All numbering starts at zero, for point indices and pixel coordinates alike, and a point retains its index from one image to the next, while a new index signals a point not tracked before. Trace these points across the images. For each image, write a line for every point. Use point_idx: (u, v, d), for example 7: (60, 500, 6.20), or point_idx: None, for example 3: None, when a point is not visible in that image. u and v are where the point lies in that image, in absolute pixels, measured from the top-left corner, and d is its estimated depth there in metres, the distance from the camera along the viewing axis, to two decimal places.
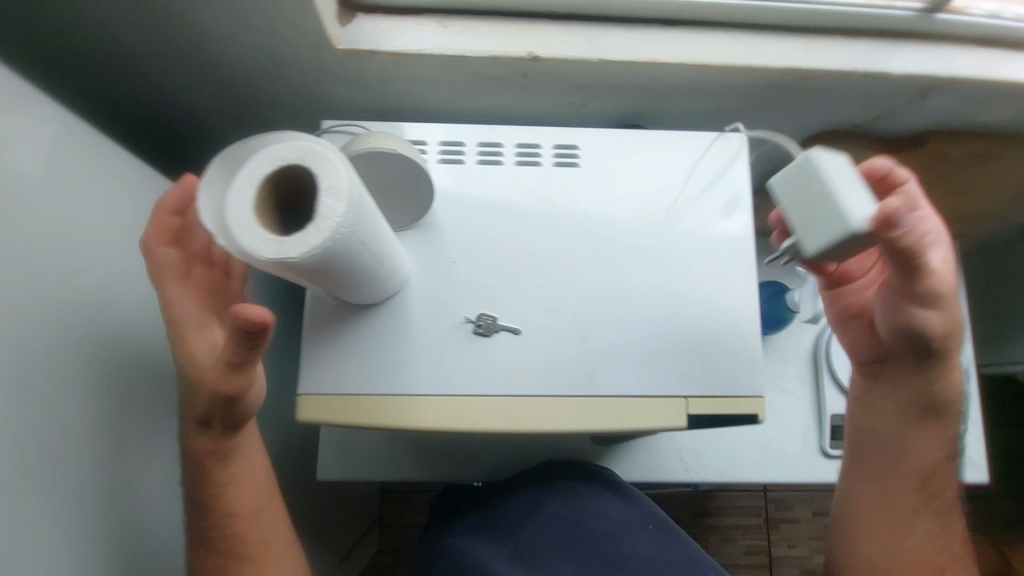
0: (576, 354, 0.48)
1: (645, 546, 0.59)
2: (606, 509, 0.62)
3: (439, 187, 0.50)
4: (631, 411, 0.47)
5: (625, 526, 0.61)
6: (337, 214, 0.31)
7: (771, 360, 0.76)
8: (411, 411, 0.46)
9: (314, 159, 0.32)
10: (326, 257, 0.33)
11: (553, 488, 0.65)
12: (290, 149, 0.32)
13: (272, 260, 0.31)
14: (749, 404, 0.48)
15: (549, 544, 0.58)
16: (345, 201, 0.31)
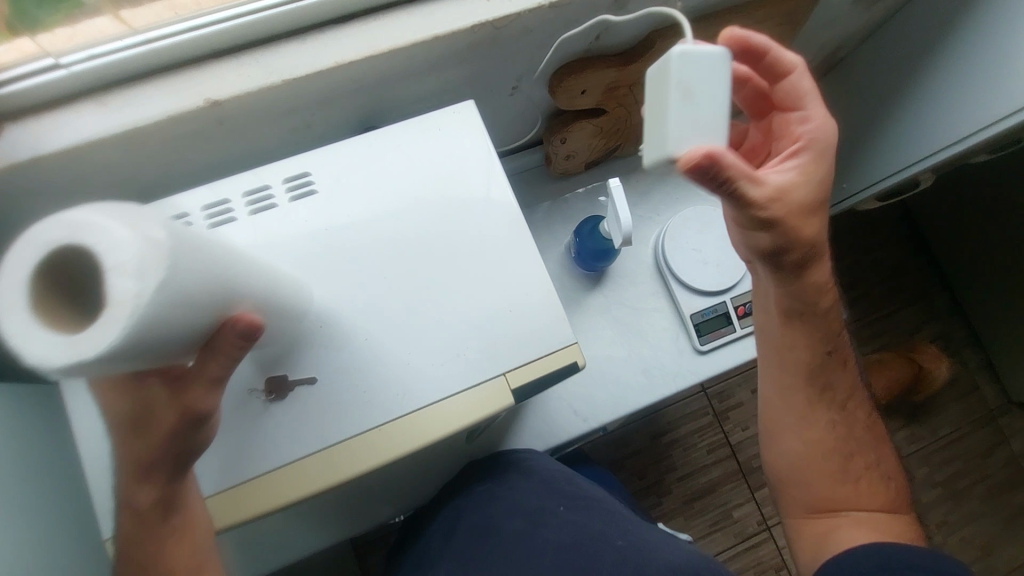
0: (381, 379, 0.46)
1: (558, 529, 0.58)
2: (515, 501, 0.61)
3: None
4: (456, 411, 0.46)
5: (536, 517, 0.60)
6: (136, 292, 0.22)
7: (622, 287, 0.78)
8: (232, 505, 0.43)
9: (90, 229, 0.23)
10: (142, 347, 0.25)
11: (469, 500, 0.64)
12: (56, 225, 0.23)
13: (69, 366, 0.23)
14: (565, 354, 0.48)
15: (466, 563, 0.58)
16: (148, 272, 0.23)
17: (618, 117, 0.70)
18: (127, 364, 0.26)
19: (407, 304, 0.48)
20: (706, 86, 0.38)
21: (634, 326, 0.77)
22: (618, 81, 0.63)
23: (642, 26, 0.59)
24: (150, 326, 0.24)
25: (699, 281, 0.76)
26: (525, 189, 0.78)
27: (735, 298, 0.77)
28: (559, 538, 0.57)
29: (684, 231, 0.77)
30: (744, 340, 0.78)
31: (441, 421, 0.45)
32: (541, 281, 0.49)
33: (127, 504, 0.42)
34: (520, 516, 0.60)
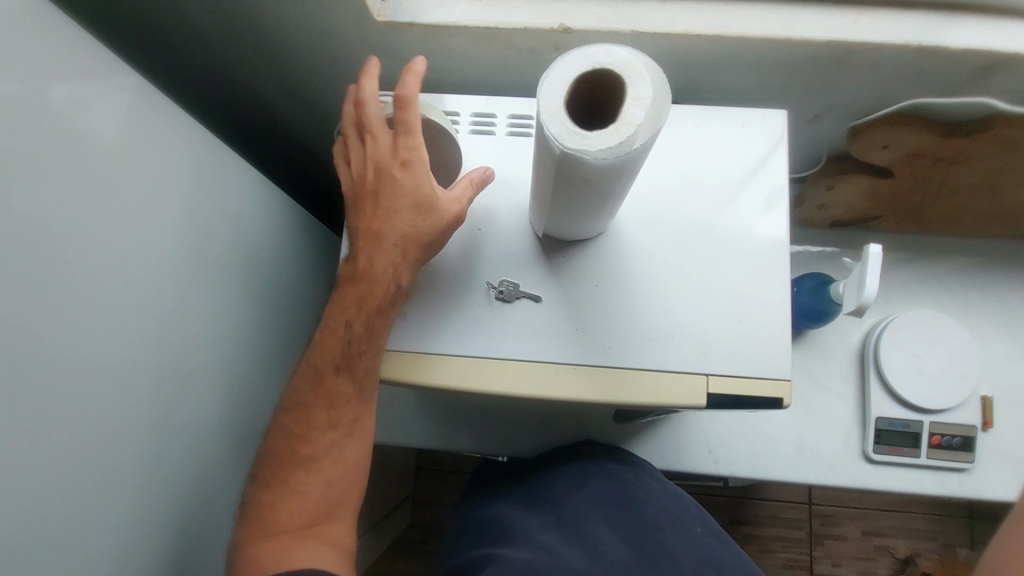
0: (596, 325, 0.48)
1: (689, 543, 0.54)
2: (648, 495, 0.58)
3: (469, 156, 0.53)
4: (648, 385, 0.46)
5: (672, 521, 0.56)
6: (640, 121, 0.30)
7: (812, 355, 0.73)
8: (429, 369, 0.47)
9: (628, 67, 0.31)
10: (599, 169, 0.33)
11: (591, 466, 0.63)
12: (606, 56, 0.31)
13: (570, 152, 0.31)
14: (774, 387, 0.46)
15: (594, 519, 0.55)
16: (652, 111, 0.30)
17: (899, 188, 0.65)
18: (573, 175, 0.34)
19: (646, 271, 0.49)
20: None
21: (808, 399, 0.72)
22: (928, 150, 0.58)
23: (987, 103, 0.54)
24: (628, 155, 0.32)
25: (902, 388, 0.69)
26: None
27: (934, 425, 0.69)
28: (690, 551, 0.53)
29: (909, 331, 0.70)
30: (923, 471, 0.69)
31: (637, 389, 0.46)
32: (780, 308, 0.48)
33: (380, 270, 0.47)
34: (648, 511, 0.56)
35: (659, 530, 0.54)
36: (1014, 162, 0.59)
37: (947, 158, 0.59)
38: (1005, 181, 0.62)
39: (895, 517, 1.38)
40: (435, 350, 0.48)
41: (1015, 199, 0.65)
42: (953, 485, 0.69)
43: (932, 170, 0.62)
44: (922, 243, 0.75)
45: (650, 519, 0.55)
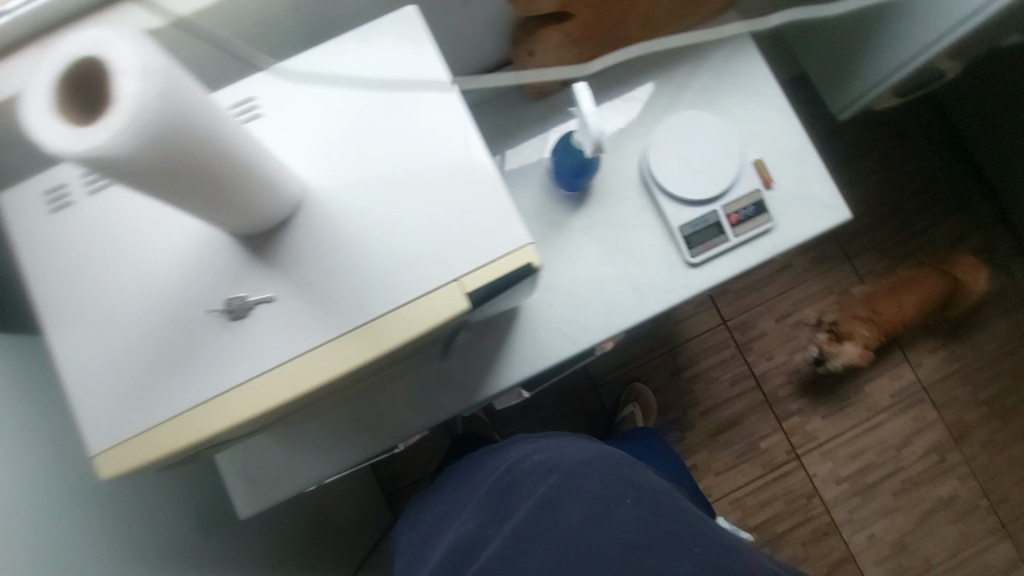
0: (338, 291, 0.46)
1: (617, 511, 0.61)
2: (578, 484, 0.62)
3: (134, 197, 0.48)
4: (410, 319, 0.46)
5: (603, 509, 0.61)
6: (139, 92, 0.28)
7: (603, 206, 0.76)
8: (195, 422, 0.45)
9: (100, 47, 0.29)
10: (148, 159, 0.30)
11: (518, 470, 0.67)
12: (75, 45, 0.29)
13: (91, 161, 0.28)
14: (519, 256, 0.47)
15: (523, 533, 0.60)
16: (146, 77, 0.28)
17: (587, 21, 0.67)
18: (139, 179, 0.31)
19: (357, 217, 0.47)
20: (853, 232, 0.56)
21: (622, 244, 0.75)
22: None
23: None
24: (161, 129, 0.29)
25: (687, 190, 0.73)
26: (499, 117, 0.77)
27: (726, 207, 0.74)
28: (616, 516, 0.61)
29: (668, 139, 0.73)
30: (739, 249, 0.75)
31: (404, 327, 0.46)
32: (492, 185, 0.48)
33: None
34: (577, 493, 0.62)
35: (589, 509, 0.61)
36: None
37: None
38: None
39: (796, 293, 1.51)
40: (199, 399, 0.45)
41: None
42: (766, 247, 0.75)
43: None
44: (648, 58, 0.78)
45: (578, 501, 0.61)
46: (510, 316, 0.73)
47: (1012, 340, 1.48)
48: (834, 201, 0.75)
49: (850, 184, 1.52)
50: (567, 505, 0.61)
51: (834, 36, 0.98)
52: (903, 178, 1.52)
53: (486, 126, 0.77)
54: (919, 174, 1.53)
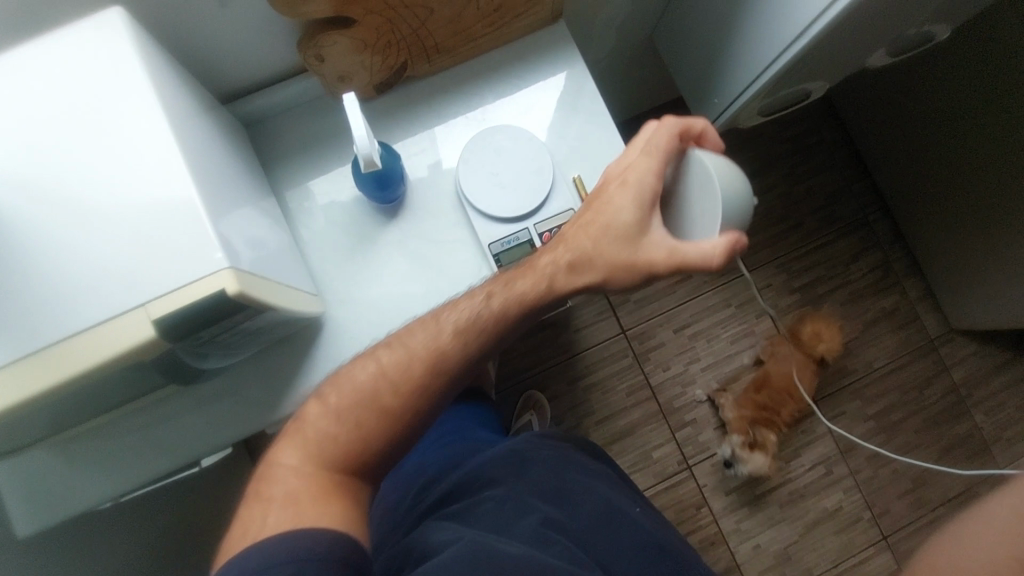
0: (15, 313, 0.44)
1: (594, 503, 0.68)
2: (574, 494, 0.69)
3: None
4: (87, 346, 0.43)
5: (604, 513, 0.68)
6: None
7: (417, 219, 0.73)
8: None
9: None
10: None
11: (500, 455, 0.72)
12: None
13: None
14: (213, 282, 0.45)
15: (522, 511, 0.64)
16: None
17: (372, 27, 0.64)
18: None
19: (43, 236, 0.45)
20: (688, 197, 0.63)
21: (433, 260, 0.73)
22: None
23: None
24: None
25: (496, 206, 0.71)
26: (311, 124, 0.74)
27: (539, 224, 0.72)
28: (591, 512, 0.67)
29: (479, 153, 0.72)
30: None
31: (82, 355, 0.43)
32: (188, 206, 0.45)
33: None
34: (552, 495, 0.67)
35: (569, 507, 0.67)
36: None
37: None
38: None
39: (694, 304, 1.51)
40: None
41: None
42: None
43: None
44: (471, 68, 0.76)
45: (555, 497, 0.67)
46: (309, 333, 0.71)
47: (901, 355, 1.50)
48: None
49: (751, 198, 1.53)
50: (543, 499, 0.67)
51: (698, 50, 0.97)
52: (803, 194, 1.53)
53: (297, 133, 0.74)
54: (820, 190, 1.54)
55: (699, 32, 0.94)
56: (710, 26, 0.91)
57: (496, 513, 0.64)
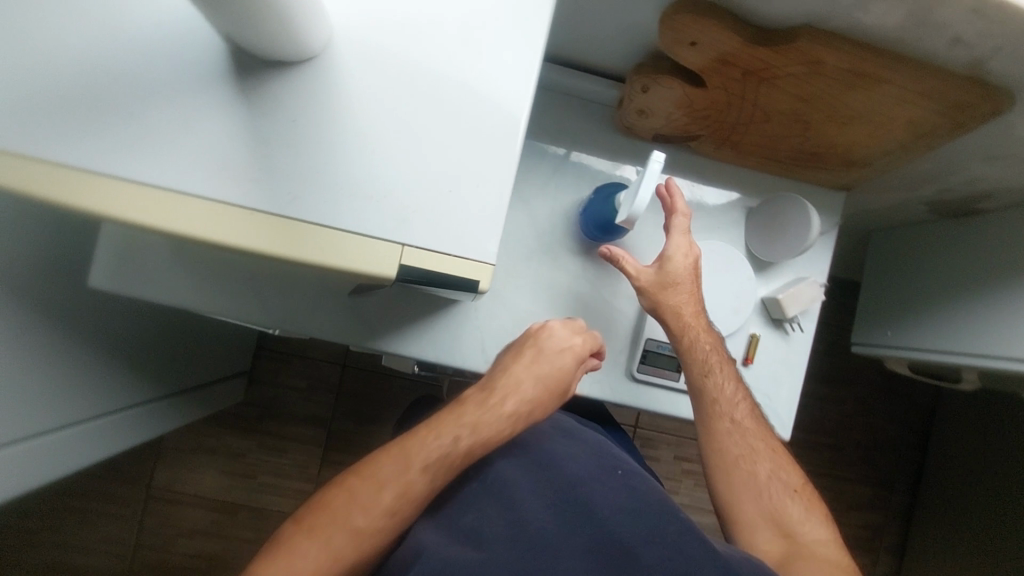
0: (291, 169, 0.41)
1: (582, 463, 0.56)
2: (558, 467, 0.55)
3: None
4: (331, 248, 0.41)
5: (595, 499, 0.51)
6: None
7: (603, 271, 0.71)
8: (63, 185, 0.39)
9: None
10: None
11: None
12: None
13: None
14: (471, 270, 0.43)
15: (509, 487, 0.53)
16: None
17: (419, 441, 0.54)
18: None
19: (361, 126, 0.43)
20: (772, 342, 0.73)
21: (591, 312, 0.71)
22: (736, 56, 0.53)
23: (797, 10, 0.48)
24: None
25: None
26: (575, 121, 0.71)
27: None
28: (580, 472, 0.54)
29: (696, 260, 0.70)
30: (678, 394, 0.71)
31: (321, 252, 0.41)
32: (499, 187, 0.44)
33: None
34: (528, 465, 0.55)
35: (550, 471, 0.54)
36: (817, 89, 0.56)
37: (755, 73, 0.55)
38: (813, 114, 0.60)
39: None
40: (58, 159, 0.39)
41: (824, 137, 0.63)
42: None
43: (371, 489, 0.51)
44: (741, 177, 0.74)
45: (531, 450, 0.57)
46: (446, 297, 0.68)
47: None
48: (781, 419, 0.73)
49: None
50: (523, 457, 0.56)
51: (914, 283, 0.93)
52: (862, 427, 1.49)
53: (558, 117, 0.71)
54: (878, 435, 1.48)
55: (929, 274, 0.90)
56: (944, 276, 0.87)
57: (456, 481, 0.55)
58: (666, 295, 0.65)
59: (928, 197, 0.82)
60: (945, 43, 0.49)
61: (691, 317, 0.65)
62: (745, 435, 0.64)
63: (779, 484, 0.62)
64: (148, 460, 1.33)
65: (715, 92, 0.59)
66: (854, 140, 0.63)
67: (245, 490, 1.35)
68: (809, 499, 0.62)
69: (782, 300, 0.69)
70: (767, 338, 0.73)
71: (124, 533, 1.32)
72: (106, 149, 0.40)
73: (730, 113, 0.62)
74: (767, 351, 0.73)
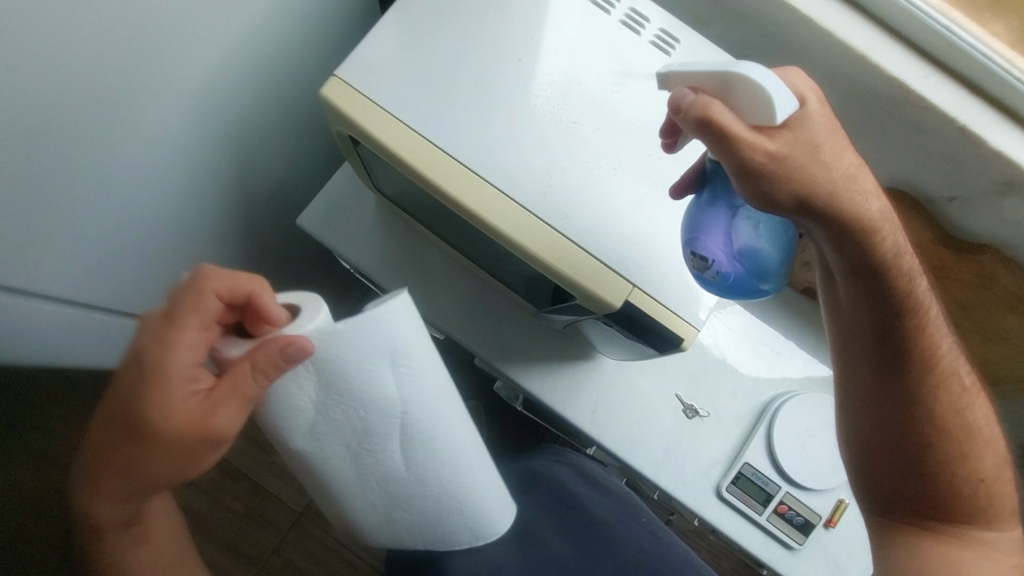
0: (569, 193, 0.50)
1: (601, 508, 0.76)
2: (579, 500, 0.76)
3: (560, 17, 0.54)
4: (579, 264, 0.49)
5: (615, 517, 0.75)
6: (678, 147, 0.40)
7: (722, 386, 0.76)
8: (408, 144, 0.51)
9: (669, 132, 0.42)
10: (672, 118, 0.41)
11: (526, 471, 0.82)
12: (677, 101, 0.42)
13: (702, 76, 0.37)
14: (682, 327, 0.49)
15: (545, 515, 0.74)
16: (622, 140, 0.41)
17: (114, 456, 0.45)
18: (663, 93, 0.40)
19: (635, 182, 0.51)
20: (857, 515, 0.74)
21: (701, 417, 0.75)
22: (922, 248, 0.62)
23: (992, 230, 0.57)
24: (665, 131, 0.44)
25: (783, 451, 0.72)
26: None
27: (788, 496, 0.72)
28: (598, 512, 0.75)
29: (817, 409, 0.73)
30: (755, 528, 0.72)
31: (571, 263, 0.49)
32: None
33: None
34: (558, 502, 0.76)
35: (575, 509, 0.75)
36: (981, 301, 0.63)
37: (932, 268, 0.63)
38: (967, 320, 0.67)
39: None
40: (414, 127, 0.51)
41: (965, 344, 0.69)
42: (773, 555, 0.72)
43: (137, 487, 0.47)
44: None
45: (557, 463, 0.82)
46: (582, 351, 0.74)
47: None
48: None
49: None
50: (555, 500, 0.76)
51: None
52: None
53: None
54: None
55: None
56: None
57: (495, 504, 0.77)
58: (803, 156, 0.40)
59: None
60: None
61: (924, 287, 0.49)
62: (905, 378, 0.52)
63: (959, 462, 0.53)
64: None
65: None
66: (993, 357, 0.68)
67: (258, 462, 1.35)
68: (987, 444, 0.54)
69: None
70: (853, 510, 0.74)
71: None
72: (444, 129, 0.51)
73: None
74: (851, 522, 0.74)
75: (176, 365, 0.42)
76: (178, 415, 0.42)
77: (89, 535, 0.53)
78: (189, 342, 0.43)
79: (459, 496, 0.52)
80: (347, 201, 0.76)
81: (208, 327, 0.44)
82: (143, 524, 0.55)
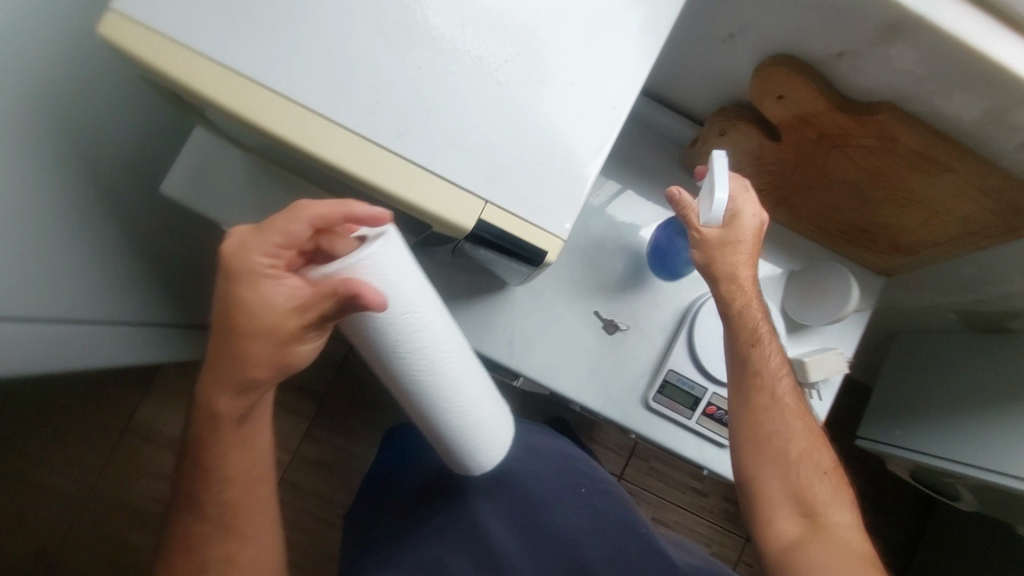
0: (399, 105, 0.44)
1: (541, 488, 0.68)
2: (519, 484, 0.68)
3: None
4: (421, 187, 0.44)
5: (557, 496, 0.69)
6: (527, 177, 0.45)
7: (641, 297, 0.73)
8: (206, 77, 0.43)
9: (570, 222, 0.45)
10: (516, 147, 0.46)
11: None
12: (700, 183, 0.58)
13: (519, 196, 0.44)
14: (543, 239, 0.45)
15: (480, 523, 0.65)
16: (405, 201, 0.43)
17: (219, 351, 0.48)
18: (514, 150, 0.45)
19: (474, 82, 0.45)
20: None
21: (622, 331, 0.72)
22: (818, 117, 0.57)
23: (883, 84, 0.52)
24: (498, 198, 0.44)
25: (706, 352, 0.70)
26: (647, 150, 0.75)
27: (716, 396, 0.71)
28: (540, 494, 0.68)
29: None
30: (687, 432, 0.72)
31: (412, 186, 0.44)
32: (585, 174, 0.46)
33: None
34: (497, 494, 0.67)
35: (512, 496, 0.67)
36: (885, 166, 0.59)
37: (832, 138, 0.59)
38: (875, 189, 0.63)
39: (686, 517, 1.39)
40: (211, 55, 0.43)
41: (878, 215, 0.66)
42: (708, 455, 0.72)
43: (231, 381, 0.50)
44: (789, 239, 0.76)
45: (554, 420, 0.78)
46: (489, 281, 0.70)
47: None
48: None
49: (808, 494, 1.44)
50: (493, 494, 0.67)
51: (925, 387, 0.94)
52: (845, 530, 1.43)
53: (632, 142, 0.74)
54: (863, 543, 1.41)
55: (944, 380, 0.91)
56: (959, 385, 0.88)
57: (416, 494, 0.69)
58: (722, 259, 0.61)
59: (961, 304, 0.84)
60: (1013, 145, 0.52)
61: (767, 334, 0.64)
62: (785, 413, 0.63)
63: (810, 466, 0.62)
64: (135, 393, 1.31)
65: (791, 147, 0.63)
66: (906, 223, 0.65)
67: None
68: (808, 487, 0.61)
69: (806, 363, 0.70)
70: None
71: (91, 459, 1.29)
72: (241, 51, 0.43)
73: (796, 170, 0.66)
74: None
75: (256, 267, 0.44)
76: (272, 311, 0.45)
77: (205, 425, 0.56)
78: (259, 245, 0.44)
79: (472, 422, 0.53)
80: (209, 161, 0.68)
81: (288, 245, 0.45)
82: (252, 425, 0.58)
